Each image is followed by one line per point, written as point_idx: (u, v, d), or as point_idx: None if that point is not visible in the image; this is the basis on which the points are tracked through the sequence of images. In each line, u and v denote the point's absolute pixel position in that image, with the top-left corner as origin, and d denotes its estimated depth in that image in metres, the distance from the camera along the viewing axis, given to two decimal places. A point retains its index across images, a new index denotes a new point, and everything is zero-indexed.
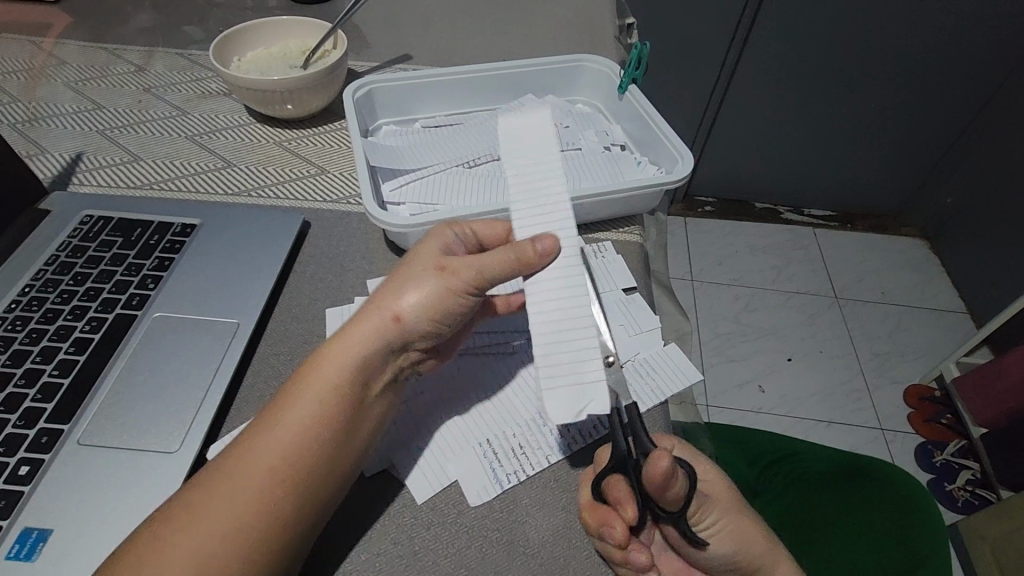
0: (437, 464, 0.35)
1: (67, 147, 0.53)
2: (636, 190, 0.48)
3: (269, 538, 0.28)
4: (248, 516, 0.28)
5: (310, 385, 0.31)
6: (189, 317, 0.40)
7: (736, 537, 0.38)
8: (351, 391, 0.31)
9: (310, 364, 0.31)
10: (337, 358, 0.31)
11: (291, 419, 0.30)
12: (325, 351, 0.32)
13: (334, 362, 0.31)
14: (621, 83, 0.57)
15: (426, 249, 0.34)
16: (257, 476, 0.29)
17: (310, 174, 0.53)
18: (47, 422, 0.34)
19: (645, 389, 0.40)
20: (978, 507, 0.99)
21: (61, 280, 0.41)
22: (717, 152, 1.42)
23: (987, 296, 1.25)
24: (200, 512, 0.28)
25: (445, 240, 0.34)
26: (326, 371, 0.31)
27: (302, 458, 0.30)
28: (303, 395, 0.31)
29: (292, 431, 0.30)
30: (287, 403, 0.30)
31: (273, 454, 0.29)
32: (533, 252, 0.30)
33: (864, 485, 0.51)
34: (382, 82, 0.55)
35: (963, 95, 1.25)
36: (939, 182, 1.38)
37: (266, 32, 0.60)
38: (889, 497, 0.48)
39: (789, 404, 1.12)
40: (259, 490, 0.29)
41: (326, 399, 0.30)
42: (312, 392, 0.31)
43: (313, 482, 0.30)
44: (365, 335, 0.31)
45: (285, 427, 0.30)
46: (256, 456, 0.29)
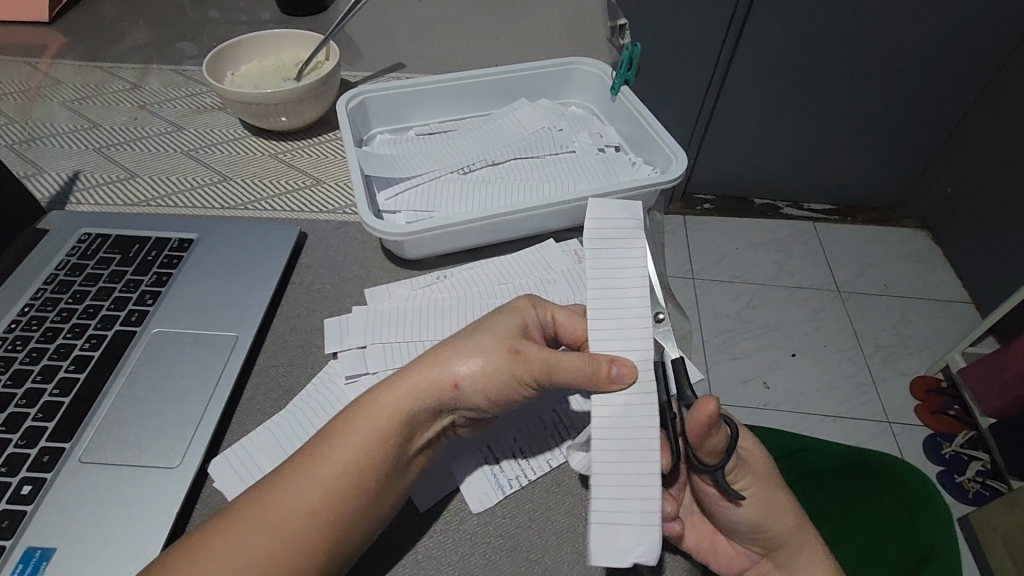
0: (440, 474, 0.35)
1: (64, 166, 0.54)
2: (631, 191, 0.48)
3: (291, 574, 0.28)
4: (274, 551, 0.28)
5: (356, 426, 0.31)
6: (188, 332, 0.40)
7: (765, 503, 0.41)
8: (396, 444, 0.31)
9: (360, 407, 0.32)
10: (387, 406, 0.31)
11: (334, 459, 0.30)
12: (377, 392, 0.32)
13: (384, 409, 0.31)
14: (613, 83, 0.57)
15: (498, 320, 0.34)
16: (289, 510, 0.29)
17: (306, 186, 0.53)
18: (49, 441, 0.34)
19: None
20: (988, 498, 0.99)
21: (60, 298, 0.41)
22: (714, 149, 1.42)
23: (991, 285, 1.24)
24: (226, 543, 0.28)
25: (521, 314, 0.35)
26: (374, 416, 0.31)
27: (335, 501, 0.29)
28: (346, 436, 0.31)
29: (332, 473, 0.30)
30: (331, 448, 0.30)
31: (309, 491, 0.29)
32: (607, 376, 0.30)
33: (876, 487, 0.50)
34: (375, 91, 0.55)
35: (958, 85, 1.25)
36: (938, 173, 1.38)
37: (259, 45, 0.60)
38: (901, 499, 0.47)
39: (794, 400, 1.11)
40: (289, 524, 0.29)
41: (371, 450, 0.30)
42: (359, 440, 0.30)
43: (343, 528, 0.30)
44: (418, 390, 0.31)
45: (326, 465, 0.30)
46: (294, 489, 0.29)
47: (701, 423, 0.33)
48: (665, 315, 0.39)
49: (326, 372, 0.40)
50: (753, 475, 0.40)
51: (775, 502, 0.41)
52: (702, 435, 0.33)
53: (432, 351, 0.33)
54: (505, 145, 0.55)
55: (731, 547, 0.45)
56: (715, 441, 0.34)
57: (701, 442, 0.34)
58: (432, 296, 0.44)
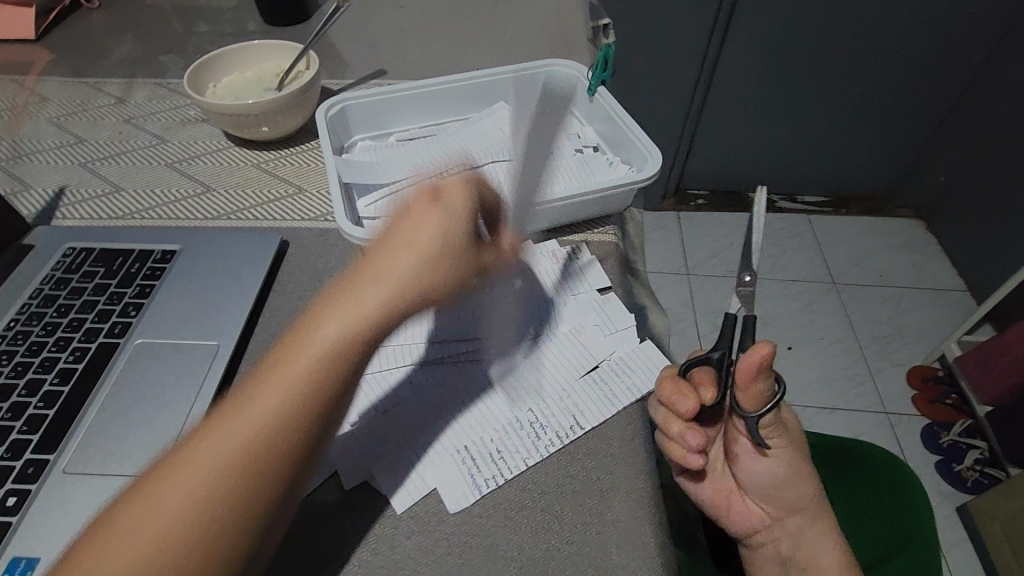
0: (416, 474, 0.36)
1: (50, 182, 0.54)
2: (607, 190, 0.48)
3: (251, 495, 0.28)
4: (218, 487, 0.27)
5: (291, 344, 0.29)
6: (170, 342, 0.41)
7: (792, 468, 0.45)
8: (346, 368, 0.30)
9: (301, 330, 0.30)
10: (329, 331, 0.29)
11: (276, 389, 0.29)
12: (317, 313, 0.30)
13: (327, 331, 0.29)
14: (590, 84, 0.57)
15: (434, 213, 0.31)
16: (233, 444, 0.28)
17: (288, 194, 0.54)
18: (33, 453, 0.35)
19: (621, 387, 0.41)
20: (987, 486, 0.98)
21: (45, 313, 0.42)
22: (706, 145, 1.42)
23: (987, 273, 1.24)
24: (173, 486, 0.27)
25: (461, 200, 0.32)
26: (315, 341, 0.29)
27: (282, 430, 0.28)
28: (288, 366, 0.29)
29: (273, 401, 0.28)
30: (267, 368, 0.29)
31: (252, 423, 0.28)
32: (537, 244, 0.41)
33: (869, 486, 0.49)
34: (355, 98, 0.56)
35: (947, 74, 1.25)
36: (931, 162, 1.38)
37: (240, 57, 0.61)
38: (891, 503, 0.46)
39: (790, 393, 1.12)
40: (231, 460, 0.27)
41: (310, 363, 0.29)
42: (295, 355, 0.29)
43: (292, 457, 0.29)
44: (365, 303, 0.29)
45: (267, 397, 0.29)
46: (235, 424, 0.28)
47: (751, 367, 0.37)
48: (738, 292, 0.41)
49: None
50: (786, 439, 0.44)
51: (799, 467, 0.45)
52: (749, 379, 0.38)
53: (368, 260, 0.30)
54: (484, 148, 0.55)
55: (746, 506, 0.48)
56: (758, 388, 0.38)
57: (747, 386, 0.38)
58: None
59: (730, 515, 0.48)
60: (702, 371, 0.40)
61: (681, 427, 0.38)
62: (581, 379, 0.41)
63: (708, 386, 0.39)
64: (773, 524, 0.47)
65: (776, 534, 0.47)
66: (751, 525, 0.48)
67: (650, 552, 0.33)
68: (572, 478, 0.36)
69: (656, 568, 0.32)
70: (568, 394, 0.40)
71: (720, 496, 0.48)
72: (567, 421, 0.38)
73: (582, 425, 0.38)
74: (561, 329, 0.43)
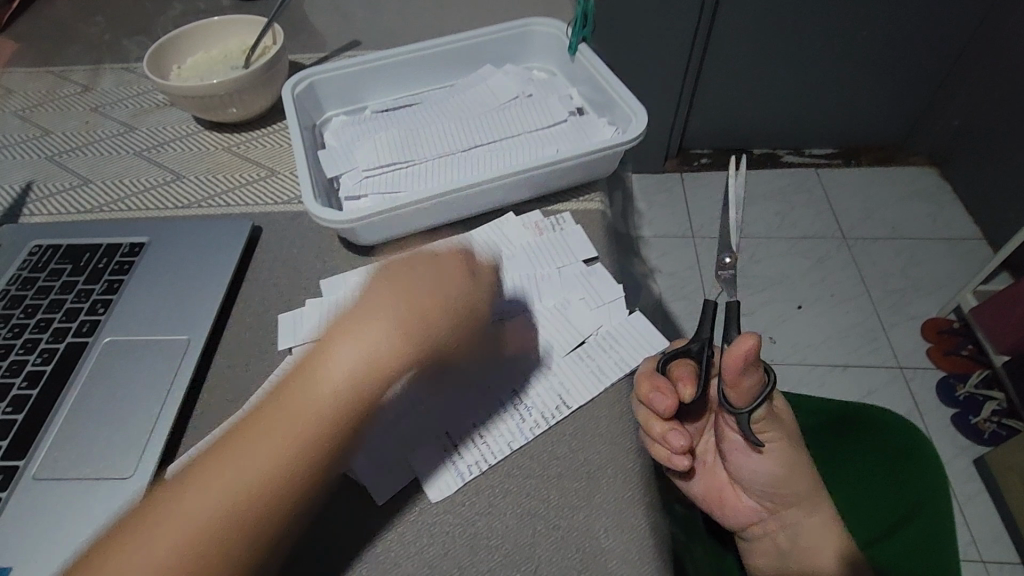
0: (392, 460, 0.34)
1: (17, 178, 0.53)
2: (592, 154, 0.46)
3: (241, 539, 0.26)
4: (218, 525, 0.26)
5: (293, 397, 0.28)
6: (140, 339, 0.39)
7: (790, 465, 0.41)
8: (354, 412, 0.28)
9: (297, 384, 0.28)
10: (347, 378, 0.28)
11: (279, 433, 0.27)
12: (324, 350, 0.29)
13: (337, 369, 0.28)
14: (570, 43, 0.54)
15: (414, 272, 0.31)
16: (232, 484, 0.26)
17: (260, 178, 0.52)
18: (2, 460, 0.34)
19: (609, 361, 0.39)
20: (1004, 437, 0.96)
21: (11, 314, 0.40)
22: (707, 101, 1.36)
23: (1003, 220, 1.19)
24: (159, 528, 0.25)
25: (438, 259, 0.32)
26: (323, 386, 0.28)
27: (286, 473, 0.27)
28: (292, 409, 0.27)
29: (277, 444, 0.27)
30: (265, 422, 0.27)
31: (251, 463, 0.27)
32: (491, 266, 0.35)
33: (876, 448, 0.47)
34: (323, 73, 0.53)
35: (959, 11, 1.18)
36: (944, 105, 1.32)
37: (204, 36, 0.58)
38: (899, 467, 0.45)
39: (801, 353, 1.09)
40: (225, 503, 0.26)
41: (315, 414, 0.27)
42: (297, 404, 0.28)
43: (290, 496, 0.27)
44: (377, 353, 0.28)
45: (273, 438, 0.27)
46: (233, 463, 0.27)
47: (735, 364, 0.34)
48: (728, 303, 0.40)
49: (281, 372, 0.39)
50: (780, 431, 0.40)
51: (795, 463, 0.41)
52: (737, 373, 0.34)
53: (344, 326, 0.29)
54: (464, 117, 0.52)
55: (739, 499, 0.45)
56: (747, 381, 0.35)
57: (736, 379, 0.35)
58: None
59: (722, 509, 0.45)
60: (682, 365, 0.37)
61: (660, 430, 0.35)
62: (564, 354, 0.39)
63: (687, 381, 0.36)
64: (769, 516, 0.44)
65: (774, 525, 0.44)
66: (747, 519, 0.45)
67: (641, 533, 0.32)
68: (558, 461, 0.35)
69: (646, 551, 0.31)
70: (551, 373, 0.38)
71: (712, 491, 0.44)
72: (552, 401, 0.37)
73: (570, 404, 0.37)
74: (545, 305, 0.41)
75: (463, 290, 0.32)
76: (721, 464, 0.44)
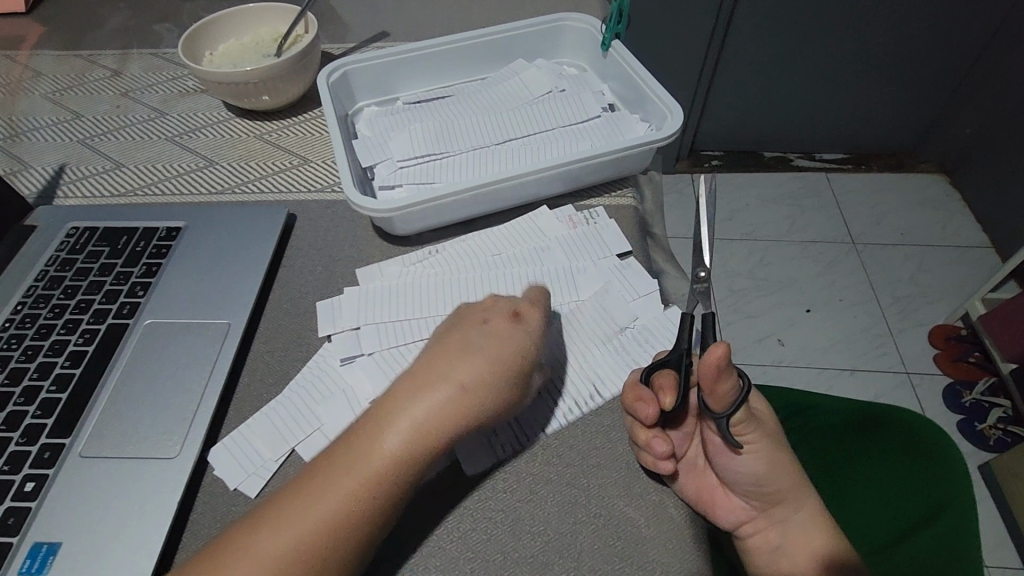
0: None
1: (50, 160, 0.53)
2: (628, 150, 0.46)
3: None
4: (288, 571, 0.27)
5: (370, 444, 0.30)
6: (180, 322, 0.40)
7: (772, 463, 0.38)
8: (412, 466, 0.30)
9: (374, 433, 0.30)
10: (407, 437, 0.30)
11: (346, 487, 0.29)
12: (384, 412, 0.31)
13: (399, 429, 0.30)
14: (603, 39, 0.54)
15: (476, 330, 0.34)
16: (303, 531, 0.28)
17: (293, 165, 0.52)
18: (49, 437, 0.34)
19: (641, 347, 0.40)
20: (1010, 444, 0.97)
21: (52, 294, 0.41)
22: (719, 104, 1.37)
23: (1012, 229, 1.20)
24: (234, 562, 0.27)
25: (496, 317, 0.35)
26: (400, 441, 0.30)
27: (361, 519, 0.29)
28: (355, 464, 0.29)
29: (343, 494, 0.29)
30: (344, 466, 0.29)
31: (318, 512, 0.28)
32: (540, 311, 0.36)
33: (896, 455, 0.48)
34: (358, 62, 0.53)
35: (973, 21, 1.19)
36: (956, 114, 1.32)
37: (236, 23, 0.58)
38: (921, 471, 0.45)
39: (809, 355, 1.10)
40: (296, 549, 0.28)
41: (390, 463, 0.29)
42: (374, 453, 0.30)
43: (352, 548, 0.29)
44: (435, 414, 0.30)
45: (339, 488, 0.29)
46: (300, 512, 0.28)
47: (711, 368, 0.33)
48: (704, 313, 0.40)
49: (322, 356, 0.39)
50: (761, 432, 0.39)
51: (778, 461, 0.39)
52: (712, 380, 0.34)
53: (417, 379, 0.31)
54: (497, 109, 0.52)
55: (729, 499, 0.40)
56: (724, 387, 0.34)
57: (713, 386, 0.34)
58: (423, 272, 0.43)
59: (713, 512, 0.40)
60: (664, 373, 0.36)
61: (644, 438, 0.34)
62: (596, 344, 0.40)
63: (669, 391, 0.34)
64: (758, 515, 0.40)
65: (764, 524, 0.41)
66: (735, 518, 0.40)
67: (679, 525, 0.32)
68: (596, 452, 0.35)
69: (686, 542, 0.31)
70: (586, 359, 0.39)
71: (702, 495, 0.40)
72: (588, 388, 0.38)
73: (606, 392, 0.38)
74: (579, 296, 0.42)
75: (518, 347, 0.33)
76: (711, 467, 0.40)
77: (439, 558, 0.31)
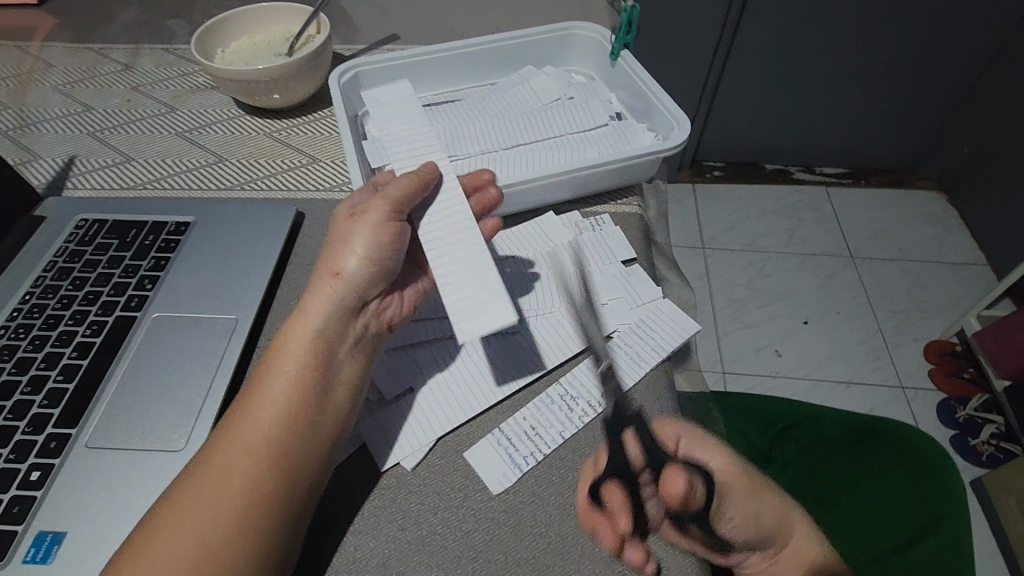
0: (416, 432, 0.36)
1: (58, 152, 0.53)
2: (634, 159, 0.46)
3: (258, 501, 0.29)
4: (231, 499, 0.29)
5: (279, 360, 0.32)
6: (188, 316, 0.40)
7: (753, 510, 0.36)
8: (314, 365, 0.32)
9: (277, 347, 0.33)
10: (304, 329, 0.33)
11: (264, 401, 0.31)
12: (284, 334, 0.33)
13: (301, 336, 0.33)
14: (612, 48, 0.55)
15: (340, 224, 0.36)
16: (240, 443, 0.30)
17: (302, 164, 0.52)
18: (55, 427, 0.34)
19: (646, 348, 0.40)
20: (1002, 461, 0.98)
21: (60, 285, 0.41)
22: (722, 116, 1.38)
23: (1008, 247, 1.21)
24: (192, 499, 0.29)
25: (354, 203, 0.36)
26: (300, 344, 0.32)
27: (289, 429, 0.31)
28: (264, 384, 0.32)
29: (264, 407, 0.31)
30: (259, 388, 0.32)
31: (249, 426, 0.31)
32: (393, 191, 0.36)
33: (889, 464, 0.49)
34: (368, 64, 0.53)
35: (974, 42, 1.21)
36: (955, 133, 1.34)
37: (249, 21, 0.59)
38: (914, 480, 0.46)
39: (806, 367, 1.11)
40: (233, 473, 0.29)
41: (299, 371, 0.32)
42: (283, 363, 0.32)
43: (289, 463, 0.31)
44: (323, 309, 0.33)
45: (260, 402, 0.31)
46: (231, 438, 0.31)
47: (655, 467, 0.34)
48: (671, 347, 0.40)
49: None
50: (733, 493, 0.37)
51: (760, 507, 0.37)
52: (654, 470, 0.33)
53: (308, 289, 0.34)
54: (504, 114, 0.53)
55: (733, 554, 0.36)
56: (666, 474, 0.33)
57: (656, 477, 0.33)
58: None
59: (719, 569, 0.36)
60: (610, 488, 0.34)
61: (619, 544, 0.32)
62: (600, 347, 0.41)
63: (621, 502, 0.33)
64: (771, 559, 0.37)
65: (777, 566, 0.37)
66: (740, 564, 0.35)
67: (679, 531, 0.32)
68: (598, 456, 0.36)
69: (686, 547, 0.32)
70: (591, 362, 0.40)
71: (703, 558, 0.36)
72: (597, 391, 0.39)
73: (612, 392, 0.39)
74: (585, 299, 0.43)
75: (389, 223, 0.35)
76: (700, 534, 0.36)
77: (440, 557, 0.32)
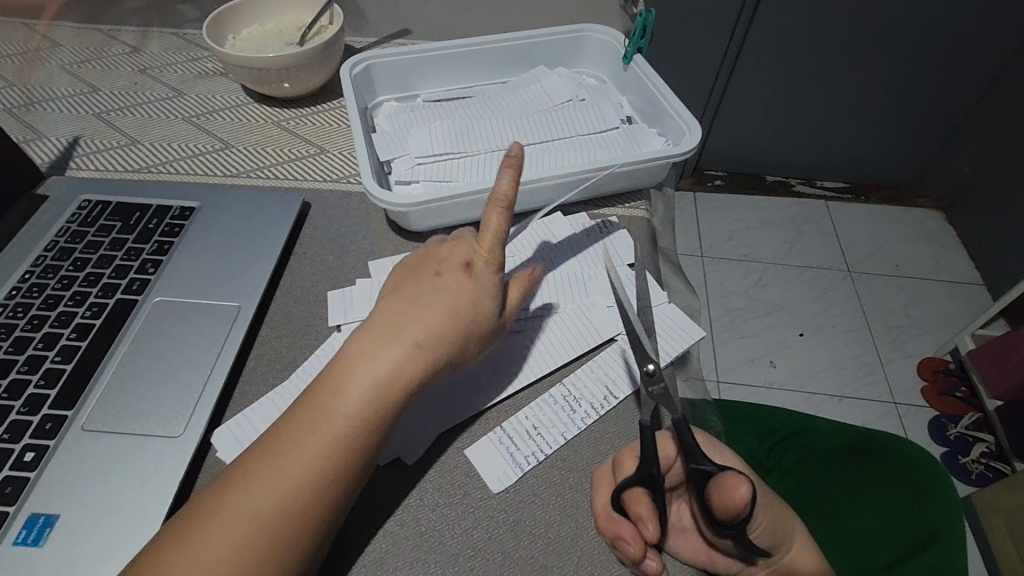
0: (417, 437, 0.35)
1: (63, 131, 0.53)
2: (644, 163, 0.46)
3: (280, 546, 0.27)
4: (259, 548, 0.27)
5: (331, 406, 0.29)
6: (190, 301, 0.40)
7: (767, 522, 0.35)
8: (372, 415, 0.30)
9: (332, 391, 0.30)
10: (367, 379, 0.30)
11: (309, 450, 0.29)
12: (340, 370, 0.30)
13: (363, 387, 0.30)
14: (625, 52, 0.54)
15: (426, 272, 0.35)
16: (278, 487, 0.28)
17: (309, 154, 0.52)
18: (51, 408, 0.34)
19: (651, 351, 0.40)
20: (991, 480, 0.98)
21: (60, 266, 0.40)
22: (725, 126, 1.39)
23: (1005, 268, 1.21)
24: (214, 534, 0.27)
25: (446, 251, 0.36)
26: (360, 396, 0.30)
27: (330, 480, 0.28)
28: (326, 412, 0.29)
29: (310, 454, 0.28)
30: (301, 427, 0.29)
31: (290, 470, 0.28)
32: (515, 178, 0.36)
33: (885, 483, 0.48)
34: (380, 57, 0.53)
35: (978, 64, 1.21)
36: (955, 153, 1.35)
37: (260, 9, 0.58)
38: (910, 499, 0.46)
39: (800, 379, 1.11)
40: (280, 500, 0.28)
41: (354, 422, 0.29)
42: (337, 409, 0.29)
43: (320, 511, 0.28)
44: (394, 362, 0.30)
45: (304, 448, 0.29)
46: (263, 479, 0.28)
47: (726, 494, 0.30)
48: (671, 356, 0.41)
49: (330, 343, 0.39)
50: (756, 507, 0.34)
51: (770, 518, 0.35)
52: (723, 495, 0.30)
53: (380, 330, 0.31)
54: (515, 114, 0.53)
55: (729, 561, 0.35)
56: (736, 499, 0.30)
57: (726, 498, 0.30)
58: None
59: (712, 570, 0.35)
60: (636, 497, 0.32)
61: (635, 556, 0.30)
62: (604, 350, 0.41)
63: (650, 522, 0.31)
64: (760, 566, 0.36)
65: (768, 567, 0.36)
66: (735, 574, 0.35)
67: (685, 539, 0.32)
68: (600, 458, 0.36)
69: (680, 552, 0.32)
70: (594, 364, 0.40)
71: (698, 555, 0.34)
72: (599, 393, 0.38)
73: (616, 394, 0.38)
74: (591, 300, 0.42)
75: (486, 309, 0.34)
76: (700, 533, 0.35)
77: (440, 554, 0.32)
